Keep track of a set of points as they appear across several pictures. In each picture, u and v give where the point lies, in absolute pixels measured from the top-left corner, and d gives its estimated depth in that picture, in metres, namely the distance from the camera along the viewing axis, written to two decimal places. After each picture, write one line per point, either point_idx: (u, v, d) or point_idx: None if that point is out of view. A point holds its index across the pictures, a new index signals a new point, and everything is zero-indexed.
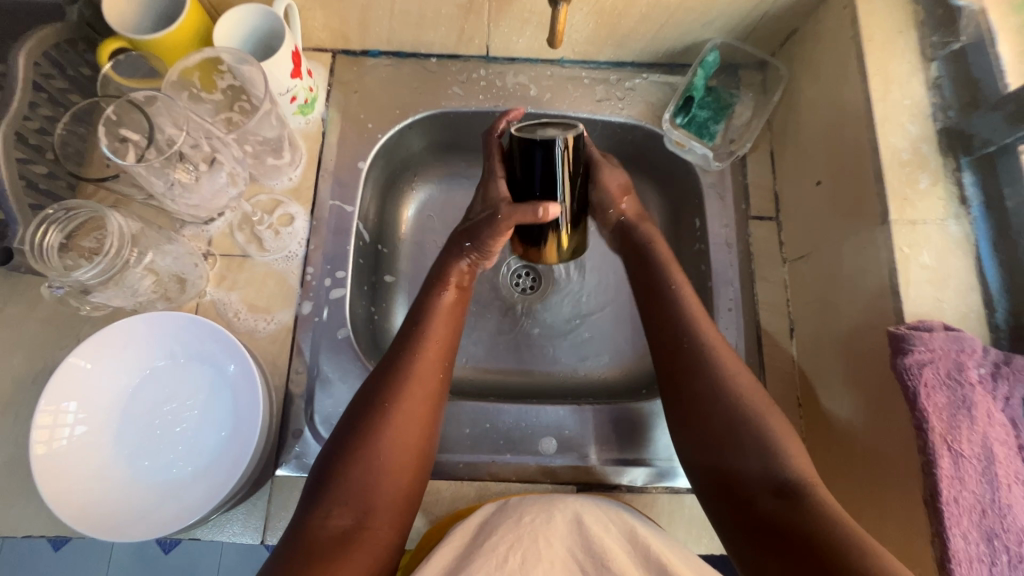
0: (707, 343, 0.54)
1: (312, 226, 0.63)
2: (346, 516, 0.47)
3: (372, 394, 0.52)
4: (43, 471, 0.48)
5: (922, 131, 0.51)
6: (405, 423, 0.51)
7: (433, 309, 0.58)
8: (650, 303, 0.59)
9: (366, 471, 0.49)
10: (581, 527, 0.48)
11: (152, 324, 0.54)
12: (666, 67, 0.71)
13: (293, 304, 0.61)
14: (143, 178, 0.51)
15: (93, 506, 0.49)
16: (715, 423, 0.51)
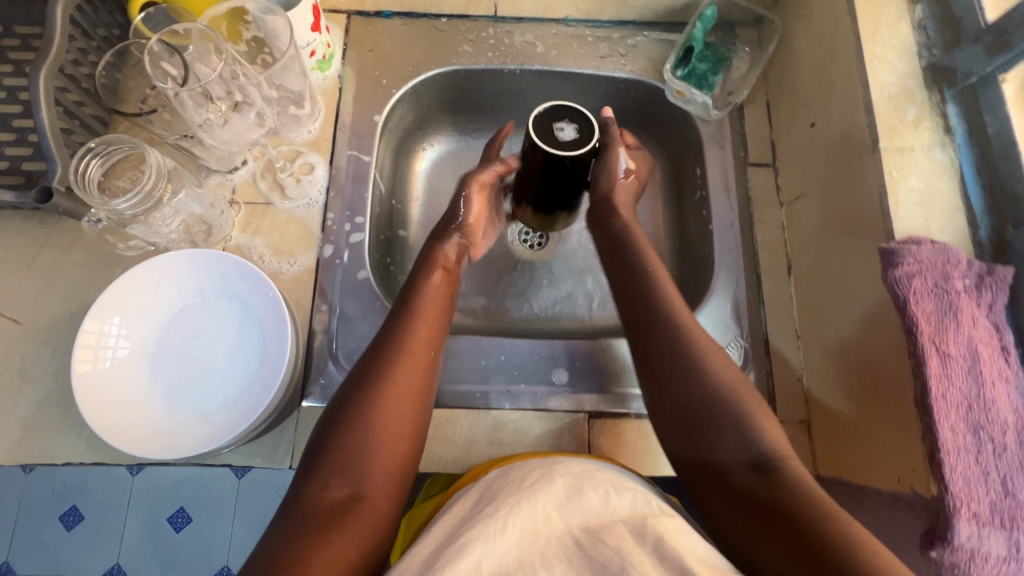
0: (682, 322, 0.55)
1: (332, 174, 0.66)
2: (345, 487, 0.47)
3: (367, 370, 0.53)
4: (83, 387, 0.52)
5: (908, 67, 0.55)
6: (397, 395, 0.52)
7: (426, 292, 0.60)
8: (629, 284, 0.60)
9: (364, 442, 0.49)
10: (579, 493, 0.43)
11: (185, 258, 0.57)
12: (667, 25, 0.74)
13: (315, 247, 0.64)
14: (183, 109, 0.55)
15: (132, 425, 0.52)
16: (692, 399, 0.51)
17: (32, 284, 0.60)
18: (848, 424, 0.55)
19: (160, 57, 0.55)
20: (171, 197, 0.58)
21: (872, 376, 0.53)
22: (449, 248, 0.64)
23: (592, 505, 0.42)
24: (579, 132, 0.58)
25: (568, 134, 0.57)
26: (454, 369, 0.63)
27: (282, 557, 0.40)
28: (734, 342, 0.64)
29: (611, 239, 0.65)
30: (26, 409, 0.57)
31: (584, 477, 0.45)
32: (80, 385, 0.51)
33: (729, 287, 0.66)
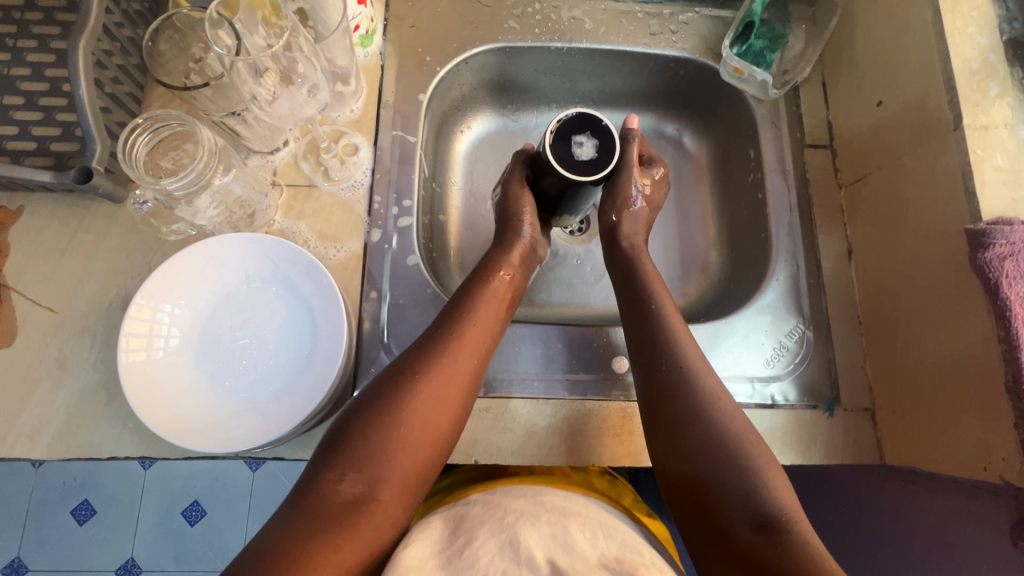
0: (685, 360, 0.55)
1: (377, 156, 0.63)
2: (362, 490, 0.46)
3: (409, 368, 0.52)
4: (134, 379, 0.49)
5: (990, 41, 0.53)
6: (434, 397, 0.51)
7: (484, 294, 0.58)
8: (632, 316, 0.59)
9: (388, 441, 0.48)
10: (565, 533, 0.46)
11: (232, 245, 0.54)
12: (718, 1, 0.71)
13: (362, 232, 0.61)
14: (239, 81, 0.52)
15: (186, 418, 0.50)
16: (705, 446, 0.50)
17: (67, 271, 0.57)
18: (914, 424, 0.54)
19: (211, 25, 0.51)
20: (219, 179, 0.55)
21: (942, 381, 0.52)
22: (515, 251, 0.62)
23: (580, 546, 0.45)
24: (599, 150, 0.55)
25: (586, 152, 0.54)
26: (508, 355, 0.61)
27: (289, 548, 0.41)
28: (795, 328, 0.62)
29: (619, 271, 0.64)
30: (67, 402, 0.54)
31: (570, 514, 0.48)
32: (130, 376, 0.49)
33: (788, 271, 0.64)
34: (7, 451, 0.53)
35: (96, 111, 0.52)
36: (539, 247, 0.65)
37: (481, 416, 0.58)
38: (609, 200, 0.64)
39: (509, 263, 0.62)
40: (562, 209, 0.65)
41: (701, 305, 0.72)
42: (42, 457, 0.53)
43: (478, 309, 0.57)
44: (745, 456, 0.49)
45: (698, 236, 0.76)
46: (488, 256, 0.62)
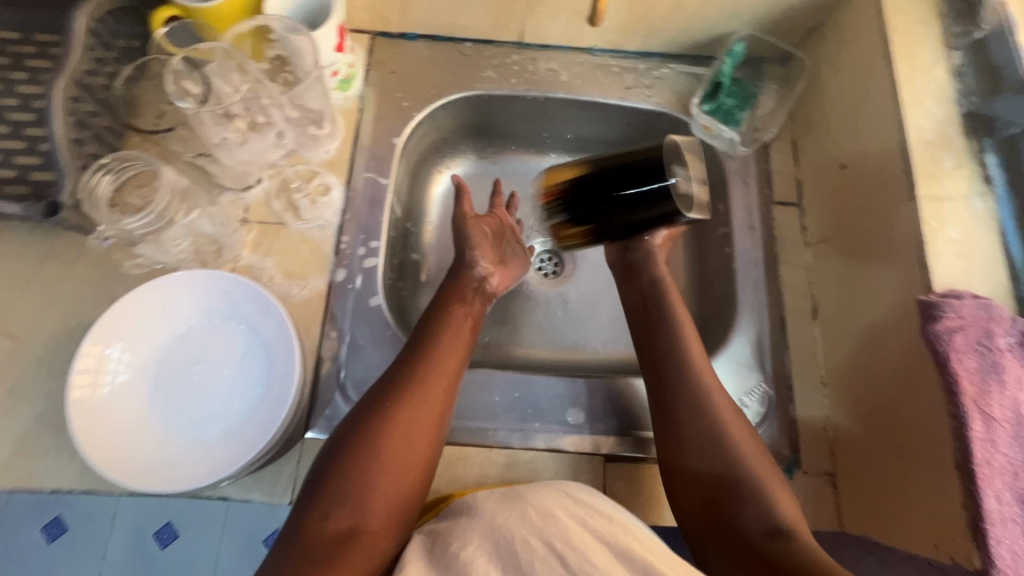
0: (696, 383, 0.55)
1: (348, 196, 0.65)
2: (349, 521, 0.45)
3: (386, 396, 0.51)
4: (80, 414, 0.49)
5: (946, 114, 0.54)
6: (411, 423, 0.50)
7: (454, 314, 0.59)
8: (645, 344, 0.60)
9: (371, 470, 0.47)
10: (554, 518, 0.44)
11: (190, 281, 0.55)
12: (692, 59, 0.73)
13: (327, 271, 0.62)
14: (201, 128, 0.55)
15: (129, 455, 0.50)
16: (713, 460, 0.50)
17: (31, 298, 0.58)
18: (876, 467, 0.53)
19: (182, 74, 0.57)
20: (183, 216, 0.57)
21: (896, 444, 0.51)
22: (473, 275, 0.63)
23: (567, 527, 0.43)
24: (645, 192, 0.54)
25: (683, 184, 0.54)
26: (464, 400, 0.60)
27: None
28: (756, 386, 0.62)
29: (638, 296, 0.64)
30: (18, 430, 0.54)
31: (553, 505, 0.46)
32: (77, 411, 0.49)
33: (751, 327, 0.64)
34: None
35: (70, 148, 0.53)
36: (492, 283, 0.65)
37: None
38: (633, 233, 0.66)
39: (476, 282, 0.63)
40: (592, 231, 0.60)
41: None
42: None
43: (451, 330, 0.58)
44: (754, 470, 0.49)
45: None
46: (458, 271, 0.63)
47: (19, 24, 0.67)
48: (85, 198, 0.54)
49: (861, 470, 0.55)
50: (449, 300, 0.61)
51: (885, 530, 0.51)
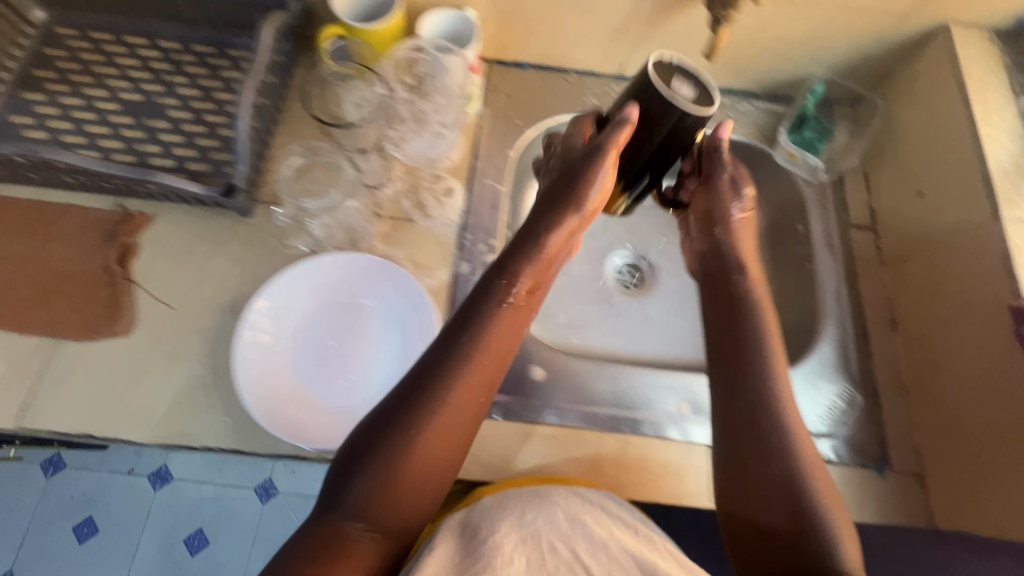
0: (778, 413, 0.49)
1: (469, 199, 0.72)
2: (360, 536, 0.41)
3: (417, 399, 0.44)
4: (245, 366, 0.55)
5: (1020, 149, 0.62)
6: (450, 428, 0.44)
7: (504, 307, 0.48)
8: (741, 367, 0.52)
9: (391, 483, 0.42)
10: (583, 525, 0.47)
11: (347, 265, 0.62)
12: (771, 96, 0.82)
13: (451, 264, 0.68)
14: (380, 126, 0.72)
15: (279, 408, 0.56)
16: (766, 481, 0.47)
17: (189, 272, 0.64)
18: (975, 461, 0.58)
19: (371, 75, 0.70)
20: (347, 201, 0.68)
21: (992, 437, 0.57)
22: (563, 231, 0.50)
23: (599, 536, 0.46)
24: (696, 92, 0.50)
25: (684, 90, 0.50)
26: (578, 388, 0.65)
27: None
28: (842, 390, 0.66)
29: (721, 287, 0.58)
30: (173, 390, 0.59)
31: (583, 512, 0.48)
32: (246, 359, 0.56)
33: (837, 336, 0.69)
34: (112, 431, 0.57)
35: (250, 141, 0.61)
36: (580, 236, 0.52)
37: (550, 444, 0.60)
38: (715, 204, 0.62)
39: (536, 274, 0.49)
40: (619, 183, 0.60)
41: None
42: (143, 439, 0.57)
43: (496, 330, 0.47)
44: (822, 504, 0.46)
45: None
46: (520, 250, 0.49)
47: (183, 39, 0.77)
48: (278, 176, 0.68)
49: (956, 466, 0.59)
50: (499, 290, 0.48)
51: (986, 519, 0.56)
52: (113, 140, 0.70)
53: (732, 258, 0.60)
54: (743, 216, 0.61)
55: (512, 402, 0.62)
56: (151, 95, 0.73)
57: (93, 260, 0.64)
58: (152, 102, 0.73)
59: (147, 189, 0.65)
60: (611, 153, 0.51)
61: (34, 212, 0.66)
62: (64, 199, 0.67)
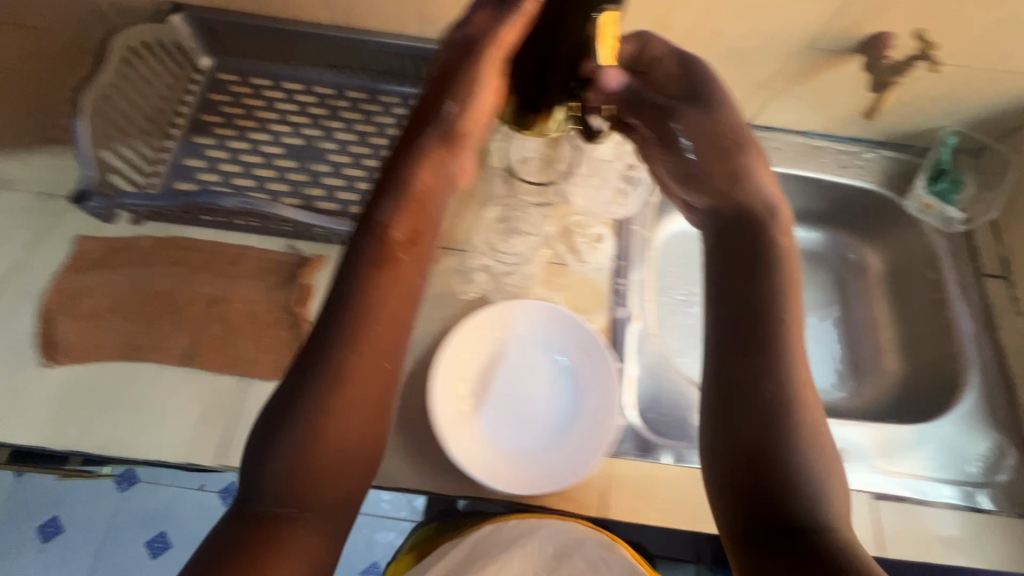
0: (765, 372, 0.40)
1: (618, 245, 0.74)
2: (295, 520, 0.35)
3: (314, 378, 0.36)
4: (448, 405, 0.61)
5: None
6: (357, 401, 0.37)
7: (398, 241, 0.41)
8: (754, 353, 0.41)
9: (297, 471, 0.35)
10: (568, 556, 0.56)
11: (525, 310, 0.66)
12: (896, 145, 0.84)
13: (607, 308, 0.71)
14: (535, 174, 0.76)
15: (475, 446, 0.59)
16: (768, 435, 0.38)
17: None
18: None
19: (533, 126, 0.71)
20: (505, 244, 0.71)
21: None
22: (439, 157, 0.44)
23: (579, 566, 0.56)
24: None
25: None
26: None
27: None
28: (989, 437, 0.68)
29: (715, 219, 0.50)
30: None
31: (574, 544, 0.57)
32: (442, 403, 0.60)
33: (980, 385, 0.71)
34: None
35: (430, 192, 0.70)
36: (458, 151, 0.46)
37: None
38: (706, 125, 0.51)
39: (411, 219, 0.42)
40: (514, 98, 0.51)
41: (882, 410, 0.79)
42: None
43: (377, 293, 0.39)
44: (813, 466, 0.37)
45: (874, 340, 0.85)
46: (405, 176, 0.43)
47: (336, 84, 0.81)
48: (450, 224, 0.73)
49: None
50: (370, 242, 0.41)
51: None
52: (281, 184, 0.74)
53: (752, 207, 0.48)
54: (738, 139, 0.50)
55: (682, 447, 0.64)
56: (311, 139, 0.77)
57: (274, 301, 0.67)
58: (313, 146, 0.76)
59: (319, 231, 0.67)
60: (492, 46, 0.44)
61: (216, 254, 0.69)
62: (242, 240, 0.70)
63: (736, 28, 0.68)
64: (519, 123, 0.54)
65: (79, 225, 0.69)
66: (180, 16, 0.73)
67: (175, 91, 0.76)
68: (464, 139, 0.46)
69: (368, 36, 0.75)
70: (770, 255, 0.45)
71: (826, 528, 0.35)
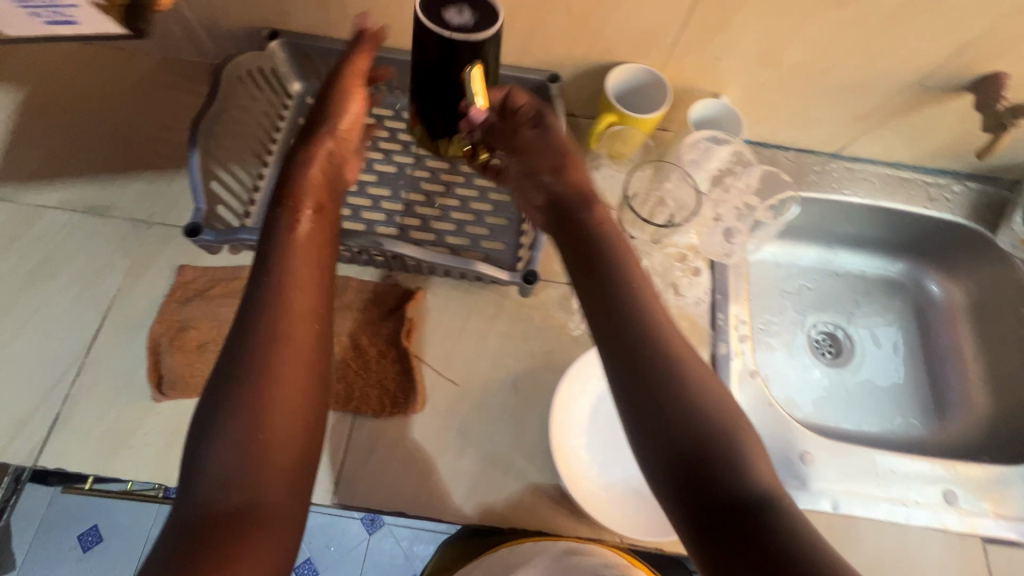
0: (661, 375, 0.46)
1: (715, 278, 0.73)
2: (252, 508, 0.43)
3: (245, 368, 0.47)
4: (557, 450, 0.61)
5: None
6: (289, 374, 0.48)
7: (295, 247, 0.54)
8: (624, 340, 0.49)
9: (249, 444, 0.45)
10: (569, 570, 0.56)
11: None
12: (982, 177, 0.84)
13: (707, 344, 0.70)
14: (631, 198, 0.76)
15: (586, 490, 0.60)
16: (668, 417, 0.45)
17: (465, 349, 0.67)
18: None
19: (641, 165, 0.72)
20: None
21: None
22: (314, 184, 0.59)
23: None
24: (475, 14, 0.49)
25: (460, 16, 0.48)
26: (844, 474, 0.66)
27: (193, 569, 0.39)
28: None
29: (563, 223, 0.60)
30: (472, 469, 0.62)
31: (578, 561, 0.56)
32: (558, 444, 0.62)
33: None
34: (422, 510, 0.59)
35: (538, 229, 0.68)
36: (337, 163, 0.62)
37: (835, 531, 0.62)
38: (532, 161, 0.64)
39: (315, 196, 0.58)
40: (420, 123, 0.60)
41: (971, 446, 0.79)
42: (452, 519, 0.59)
43: (291, 280, 0.52)
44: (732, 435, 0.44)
45: (960, 373, 0.84)
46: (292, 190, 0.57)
47: None
48: (459, 244, 0.72)
49: None
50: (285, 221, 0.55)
51: None
52: (376, 213, 0.73)
53: (585, 194, 0.61)
54: (575, 169, 0.63)
55: (791, 488, 0.64)
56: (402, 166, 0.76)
57: (380, 334, 0.66)
58: (404, 173, 0.76)
59: (422, 265, 0.68)
60: (355, 80, 0.63)
61: None
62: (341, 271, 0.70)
63: (848, 64, 0.67)
64: (431, 143, 0.62)
65: (178, 254, 0.68)
66: (278, 42, 0.72)
67: (268, 120, 0.75)
68: (347, 144, 0.64)
69: None
70: (614, 260, 0.54)
71: (757, 492, 0.41)
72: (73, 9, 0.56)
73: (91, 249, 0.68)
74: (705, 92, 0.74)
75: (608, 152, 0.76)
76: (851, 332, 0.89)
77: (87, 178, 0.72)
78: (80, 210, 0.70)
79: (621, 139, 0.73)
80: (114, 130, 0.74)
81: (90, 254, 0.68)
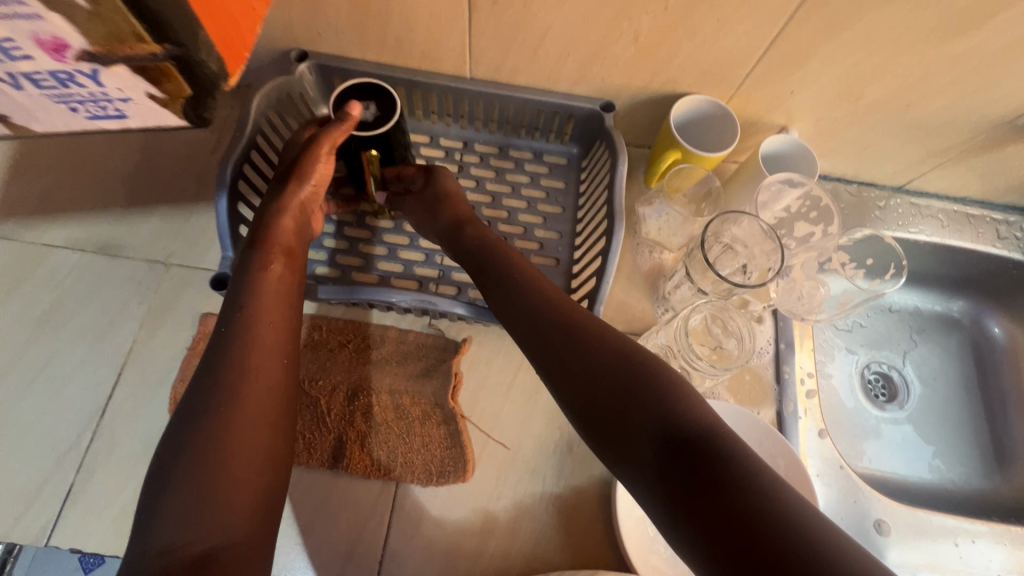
0: (575, 350, 0.44)
1: (777, 326, 0.68)
2: (214, 551, 0.38)
3: (203, 404, 0.43)
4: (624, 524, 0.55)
5: None
6: (248, 406, 0.44)
7: (257, 283, 0.50)
8: (535, 335, 0.47)
9: (206, 484, 0.40)
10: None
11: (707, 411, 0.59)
12: None
13: (773, 399, 0.65)
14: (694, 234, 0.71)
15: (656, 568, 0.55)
16: (597, 395, 0.41)
17: (515, 407, 0.62)
18: None
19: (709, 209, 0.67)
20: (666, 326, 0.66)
21: None
22: (283, 220, 0.55)
23: None
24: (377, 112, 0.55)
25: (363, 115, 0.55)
26: (923, 544, 0.63)
27: None
28: None
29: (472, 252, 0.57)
30: (528, 542, 0.57)
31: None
32: (625, 519, 0.56)
33: None
34: None
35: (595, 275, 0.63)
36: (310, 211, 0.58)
37: None
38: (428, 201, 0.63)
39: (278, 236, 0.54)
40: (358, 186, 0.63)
41: None
42: None
43: (252, 312, 0.48)
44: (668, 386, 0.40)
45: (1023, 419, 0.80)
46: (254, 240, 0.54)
47: (466, 137, 0.74)
48: None
49: None
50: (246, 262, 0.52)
51: None
52: (414, 252, 0.68)
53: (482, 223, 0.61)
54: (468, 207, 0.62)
55: None
56: None
57: (423, 391, 0.61)
58: None
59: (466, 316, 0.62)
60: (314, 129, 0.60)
61: (352, 335, 0.63)
62: (381, 319, 0.65)
63: (935, 100, 0.62)
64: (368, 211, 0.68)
65: (201, 300, 0.62)
66: (308, 64, 0.64)
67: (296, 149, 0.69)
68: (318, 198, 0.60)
69: (515, 92, 0.67)
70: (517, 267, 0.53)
71: (702, 432, 0.37)
72: (123, 103, 0.34)
73: (105, 293, 0.62)
74: (772, 125, 0.68)
75: (668, 188, 0.71)
76: (908, 372, 0.84)
77: (98, 212, 0.65)
78: (91, 248, 0.64)
79: (687, 176, 0.68)
80: (125, 157, 0.68)
81: (104, 299, 0.62)
